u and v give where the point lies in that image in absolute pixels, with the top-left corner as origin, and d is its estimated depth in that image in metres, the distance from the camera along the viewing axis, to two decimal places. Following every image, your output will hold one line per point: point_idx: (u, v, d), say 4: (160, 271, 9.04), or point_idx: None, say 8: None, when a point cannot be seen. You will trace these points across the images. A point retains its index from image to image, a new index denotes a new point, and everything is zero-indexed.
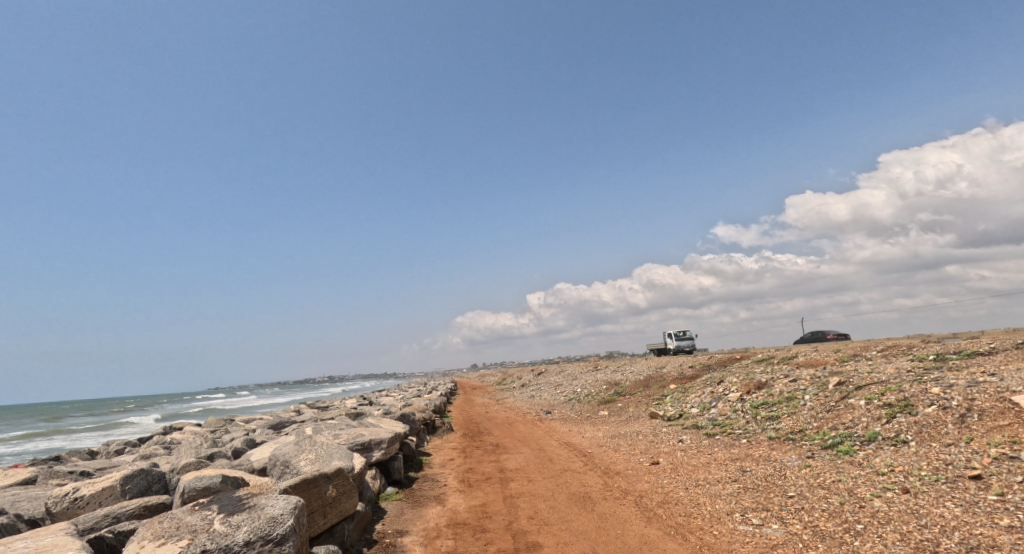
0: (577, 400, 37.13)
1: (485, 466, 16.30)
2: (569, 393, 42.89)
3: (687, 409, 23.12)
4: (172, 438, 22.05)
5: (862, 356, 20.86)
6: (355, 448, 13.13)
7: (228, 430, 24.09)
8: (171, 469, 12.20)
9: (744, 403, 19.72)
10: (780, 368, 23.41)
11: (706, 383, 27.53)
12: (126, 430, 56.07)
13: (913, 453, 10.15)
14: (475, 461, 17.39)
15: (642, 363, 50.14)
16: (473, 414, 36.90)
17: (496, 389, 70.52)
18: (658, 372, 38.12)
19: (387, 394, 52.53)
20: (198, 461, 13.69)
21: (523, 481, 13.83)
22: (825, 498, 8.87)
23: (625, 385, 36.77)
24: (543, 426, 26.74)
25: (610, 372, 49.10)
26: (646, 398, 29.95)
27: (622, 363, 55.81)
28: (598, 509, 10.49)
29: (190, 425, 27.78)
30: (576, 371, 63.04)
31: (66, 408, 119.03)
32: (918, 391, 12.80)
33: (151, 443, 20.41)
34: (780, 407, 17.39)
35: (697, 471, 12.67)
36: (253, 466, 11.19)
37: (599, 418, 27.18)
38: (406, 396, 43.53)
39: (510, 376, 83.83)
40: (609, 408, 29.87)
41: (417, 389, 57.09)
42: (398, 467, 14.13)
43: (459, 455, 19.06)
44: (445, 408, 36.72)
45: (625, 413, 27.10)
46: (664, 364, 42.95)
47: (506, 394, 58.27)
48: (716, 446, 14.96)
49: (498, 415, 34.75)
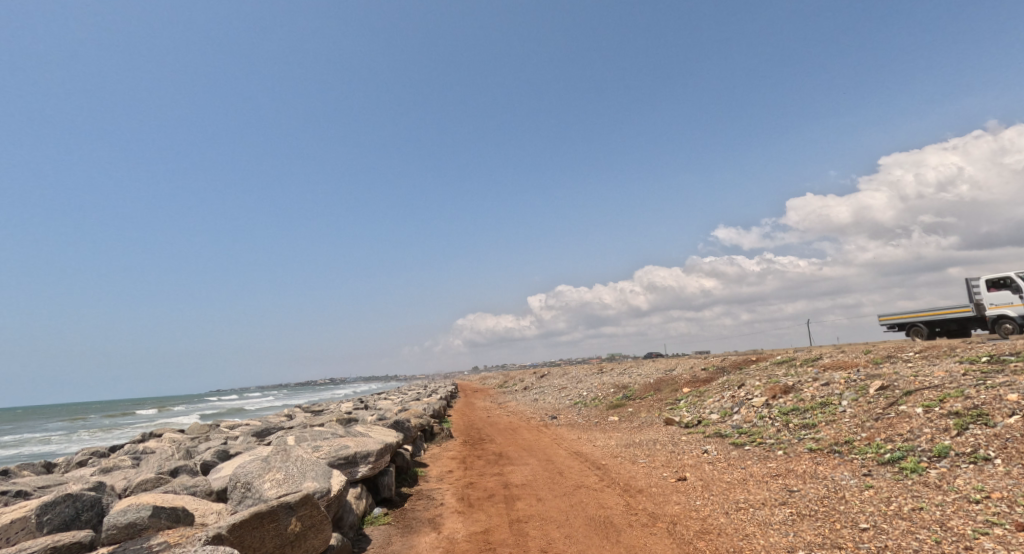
0: (584, 404, 35.25)
1: (487, 481, 14.57)
2: (574, 396, 41.15)
3: (707, 415, 21.33)
4: (146, 446, 20.32)
5: (898, 357, 19.08)
6: (337, 463, 11.46)
7: (210, 437, 22.36)
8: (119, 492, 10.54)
9: (772, 409, 17.93)
10: (805, 371, 21.65)
11: (724, 387, 25.73)
12: (111, 435, 54.02)
13: (1004, 475, 8.40)
14: (476, 474, 15.65)
15: (649, 365, 48.22)
16: (474, 418, 35.18)
17: (498, 391, 68.83)
18: (669, 375, 36.40)
19: (385, 397, 50.72)
20: (159, 478, 11.99)
21: (531, 501, 12.08)
22: (911, 535, 7.09)
23: (634, 389, 35.05)
24: (549, 432, 25.01)
25: (616, 375, 47.15)
26: (659, 403, 28.08)
27: (629, 365, 53.88)
28: (623, 540, 8.74)
29: (169, 431, 25.99)
30: (581, 373, 61.30)
31: (60, 412, 116.94)
32: (990, 397, 11.01)
33: (121, 453, 18.67)
34: (814, 414, 15.64)
35: (734, 490, 10.88)
36: (211, 489, 9.50)
37: (610, 424, 25.35)
38: (402, 400, 41.74)
39: (511, 378, 82.09)
40: (619, 413, 27.97)
41: (416, 392, 55.39)
42: (387, 484, 12.48)
43: (459, 467, 17.30)
44: (444, 413, 34.87)
45: (637, 418, 25.36)
46: (674, 366, 41.18)
47: (508, 397, 56.54)
48: (750, 460, 13.17)
49: (501, 420, 33.03)
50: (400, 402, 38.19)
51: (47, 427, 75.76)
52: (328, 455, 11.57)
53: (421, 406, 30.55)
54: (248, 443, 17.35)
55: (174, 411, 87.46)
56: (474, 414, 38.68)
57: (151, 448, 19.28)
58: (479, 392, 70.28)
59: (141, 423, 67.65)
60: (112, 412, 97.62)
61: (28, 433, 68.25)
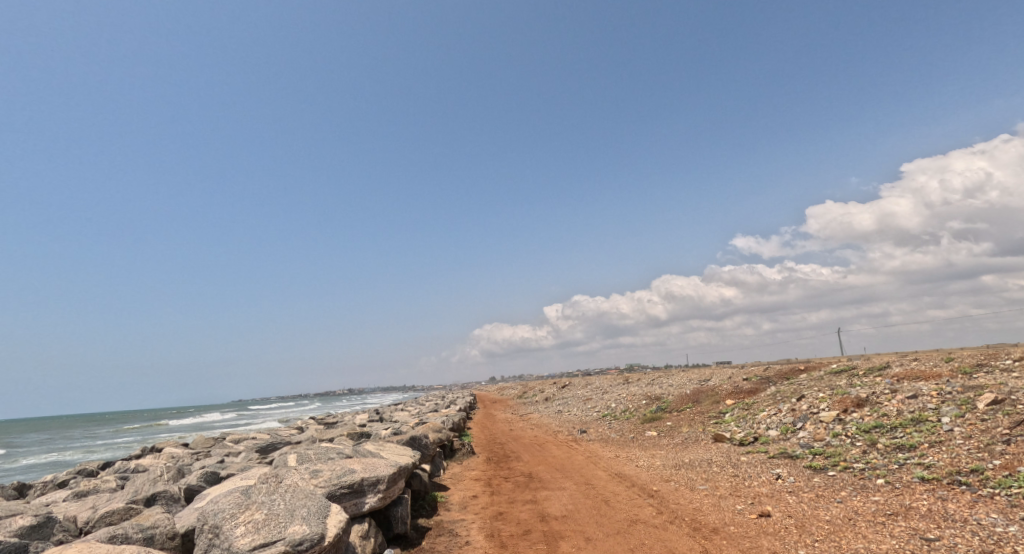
0: (614, 417, 32.75)
1: (520, 511, 12.34)
2: (603, 408, 38.70)
3: (764, 431, 18.78)
4: (138, 463, 18.37)
5: (994, 364, 16.42)
6: (341, 492, 9.29)
7: (210, 453, 20.46)
8: (53, 542, 8.61)
9: (849, 427, 15.34)
10: (876, 381, 19.05)
11: (776, 400, 23.10)
12: (124, 447, 52.72)
13: None
14: (506, 501, 13.40)
15: (680, 375, 45.58)
16: (497, 432, 32.96)
17: (518, 402, 66.56)
18: (706, 386, 33.84)
19: (402, 409, 48.68)
20: (127, 507, 10.03)
21: (578, 540, 9.80)
22: None
23: (669, 400, 32.56)
24: (581, 448, 22.70)
25: (646, 386, 44.63)
26: (701, 417, 25.48)
27: (658, 376, 51.15)
28: None
29: (170, 444, 24.11)
30: (605, 383, 58.74)
31: (77, 422, 117.15)
32: None
33: (108, 472, 16.79)
34: (910, 433, 13.13)
35: (844, 534, 8.47)
36: (174, 532, 7.36)
37: (648, 439, 22.88)
38: (419, 412, 39.66)
39: (530, 389, 79.84)
40: (657, 427, 25.43)
41: (434, 402, 53.44)
42: (402, 516, 10.34)
43: (483, 491, 15.02)
44: (465, 426, 32.59)
45: (678, 433, 22.94)
46: (709, 377, 38.59)
47: (530, 408, 54.18)
48: (845, 492, 10.68)
49: (526, 434, 30.73)
50: (417, 414, 36.05)
51: (65, 437, 75.18)
52: (328, 482, 9.39)
53: (440, 418, 28.35)
54: (244, 463, 15.22)
55: (192, 422, 86.42)
56: (495, 426, 36.55)
57: (141, 466, 17.31)
58: (500, 403, 67.85)
59: (156, 433, 66.45)
60: (131, 423, 97.08)
61: (46, 443, 67.54)
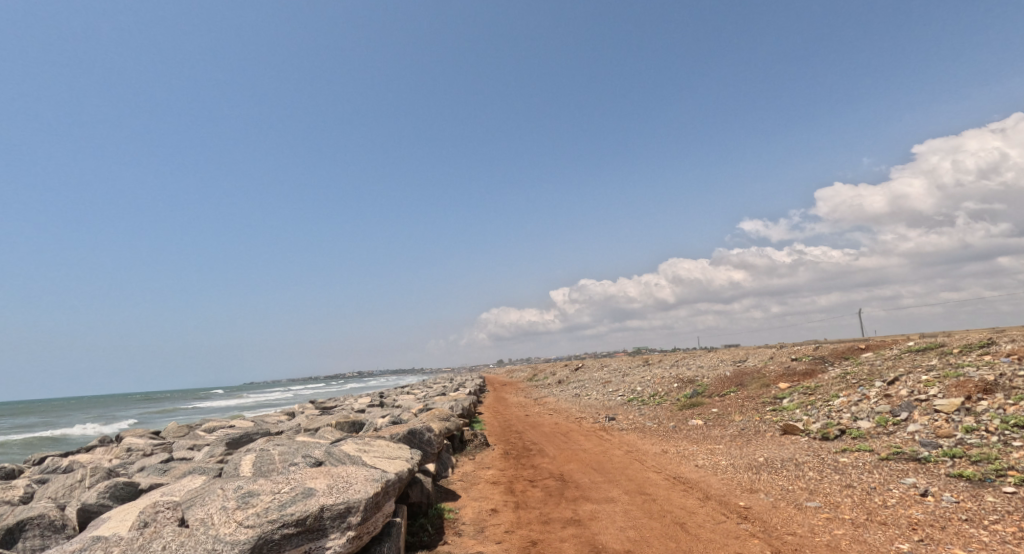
0: (643, 402, 29.17)
1: (560, 541, 8.75)
2: (627, 391, 35.25)
3: (850, 423, 15.06)
4: (76, 459, 14.84)
5: None
6: (284, 536, 5.70)
7: (171, 446, 16.95)
8: None
9: (990, 422, 11.56)
10: (994, 362, 15.22)
11: (848, 384, 19.30)
12: (121, 429, 49.93)
13: None
14: (538, 523, 9.80)
15: (708, 357, 42.11)
16: (511, 418, 29.49)
17: (529, 386, 63.41)
18: (746, 368, 30.25)
19: (408, 392, 45.39)
20: None
21: None
22: None
23: (704, 383, 29.03)
24: (615, 441, 19.09)
25: (672, 367, 41.20)
26: (752, 403, 21.76)
27: (682, 357, 47.39)
28: None
29: (134, 433, 20.61)
30: (622, 365, 55.34)
31: (78, 404, 115.43)
32: None
33: (28, 474, 13.27)
34: None
35: None
36: None
37: (695, 431, 19.19)
38: (425, 396, 36.30)
39: (540, 372, 76.57)
40: (700, 416, 21.72)
41: (443, 385, 50.24)
42: None
43: (505, 502, 11.44)
44: (475, 413, 29.03)
45: (731, 424, 19.32)
46: (745, 358, 34.99)
47: (544, 392, 51.01)
48: None
49: (544, 422, 27.21)
50: (423, 399, 32.64)
51: (67, 419, 72.82)
52: (263, 517, 5.81)
53: (448, 404, 24.82)
54: (193, 465, 11.65)
55: (195, 405, 83.84)
56: (508, 411, 33.13)
57: (74, 464, 13.77)
58: (510, 386, 64.62)
59: (156, 416, 63.75)
60: (133, 405, 94.59)
61: (43, 425, 65.01)
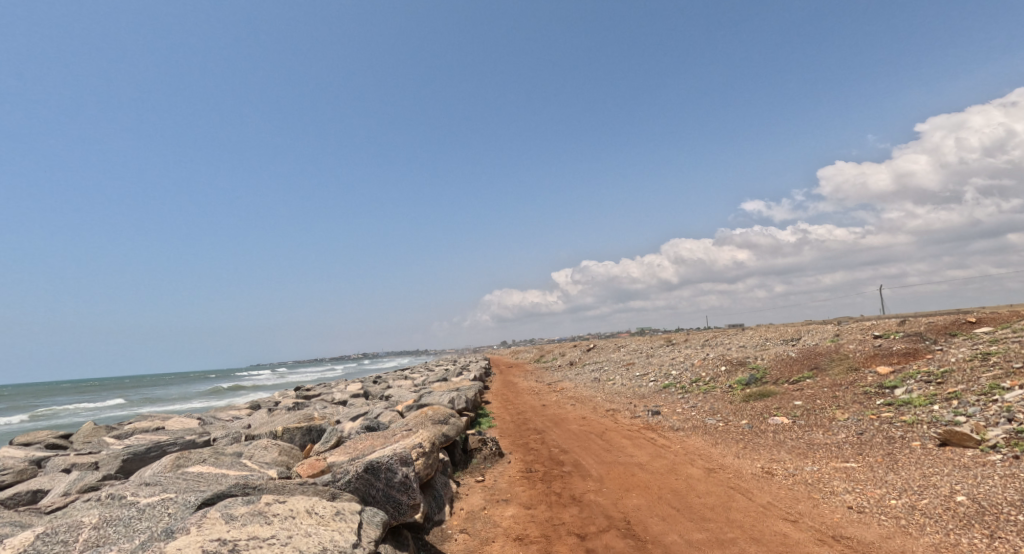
0: (687, 390, 23.84)
1: None
2: (659, 376, 29.86)
3: None
4: None
5: None
6: None
7: (41, 470, 11.56)
8: None
9: None
10: None
11: (1004, 368, 13.81)
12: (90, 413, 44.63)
13: None
14: None
15: (747, 335, 36.71)
16: (523, 410, 24.20)
17: (539, 368, 58.25)
18: (810, 347, 24.79)
19: (404, 377, 40.21)
20: None
21: None
22: None
23: (762, 366, 23.67)
24: (677, 449, 13.71)
25: (708, 347, 35.79)
26: (850, 394, 16.38)
27: (714, 337, 42.00)
28: None
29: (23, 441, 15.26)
30: (641, 345, 49.97)
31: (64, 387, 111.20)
32: None
33: None
34: None
35: None
36: None
37: (788, 436, 13.85)
38: (423, 382, 31.14)
39: (548, 352, 71.32)
40: (783, 412, 16.35)
41: (444, 369, 44.96)
42: None
43: None
44: (481, 404, 23.70)
45: (838, 426, 13.92)
46: (800, 336, 29.48)
47: (556, 375, 45.89)
48: None
49: (566, 415, 21.87)
50: (418, 387, 27.27)
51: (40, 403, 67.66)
52: None
53: (447, 395, 19.51)
54: None
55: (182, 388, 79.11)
56: (520, 400, 27.88)
57: None
58: (518, 368, 59.34)
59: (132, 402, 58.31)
60: (118, 388, 89.98)
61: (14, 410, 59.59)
